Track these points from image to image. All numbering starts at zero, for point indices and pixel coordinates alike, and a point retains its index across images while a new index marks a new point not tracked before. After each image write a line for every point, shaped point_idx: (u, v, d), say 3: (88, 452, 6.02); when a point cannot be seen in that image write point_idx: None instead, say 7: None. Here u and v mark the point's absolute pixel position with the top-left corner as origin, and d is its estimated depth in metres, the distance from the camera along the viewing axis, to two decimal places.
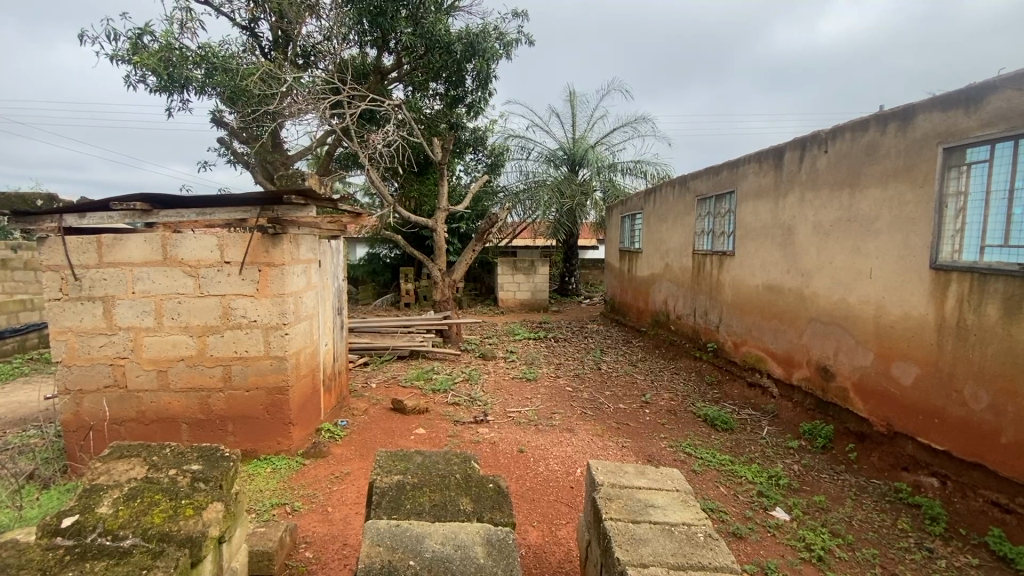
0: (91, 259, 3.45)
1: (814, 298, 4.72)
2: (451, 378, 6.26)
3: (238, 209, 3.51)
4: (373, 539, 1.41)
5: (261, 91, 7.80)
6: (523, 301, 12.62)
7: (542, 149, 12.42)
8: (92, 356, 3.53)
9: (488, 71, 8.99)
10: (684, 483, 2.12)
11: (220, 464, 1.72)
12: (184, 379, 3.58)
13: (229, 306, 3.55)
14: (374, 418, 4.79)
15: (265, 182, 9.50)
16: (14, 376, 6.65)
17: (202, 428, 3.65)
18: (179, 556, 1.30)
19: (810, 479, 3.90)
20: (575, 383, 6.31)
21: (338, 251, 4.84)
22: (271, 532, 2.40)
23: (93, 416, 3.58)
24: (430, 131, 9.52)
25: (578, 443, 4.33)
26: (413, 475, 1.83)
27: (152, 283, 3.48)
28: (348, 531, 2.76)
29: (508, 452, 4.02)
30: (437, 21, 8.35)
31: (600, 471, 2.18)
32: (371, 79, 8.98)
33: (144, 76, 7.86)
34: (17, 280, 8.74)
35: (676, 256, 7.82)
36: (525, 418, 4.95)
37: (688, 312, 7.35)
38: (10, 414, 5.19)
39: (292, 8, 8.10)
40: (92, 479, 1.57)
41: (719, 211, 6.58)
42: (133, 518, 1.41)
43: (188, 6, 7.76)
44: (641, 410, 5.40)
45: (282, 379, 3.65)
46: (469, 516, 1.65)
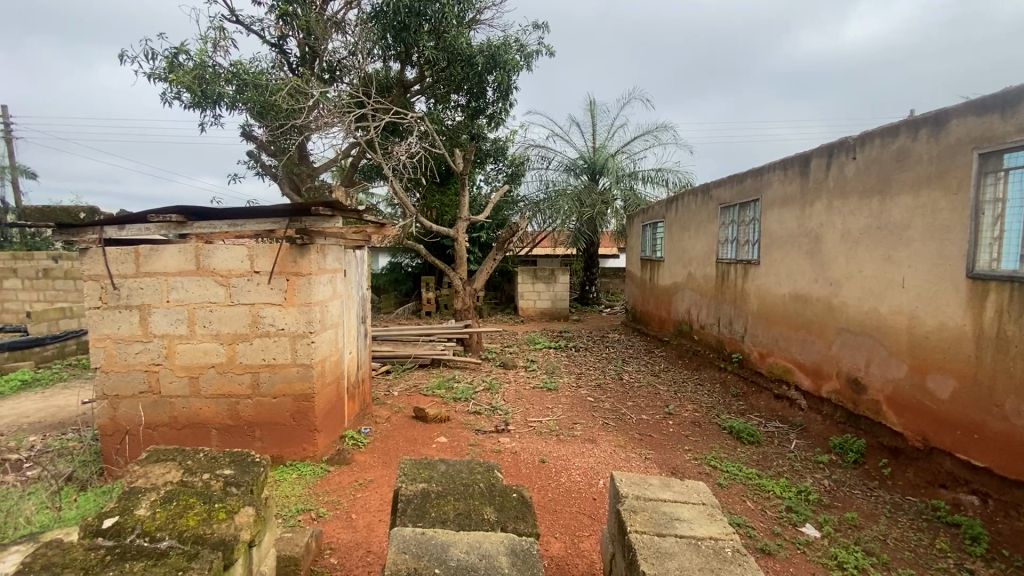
0: (129, 269, 3.59)
1: (843, 308, 4.61)
2: (472, 387, 6.26)
3: (267, 220, 3.61)
4: (399, 547, 1.42)
5: (289, 106, 8.05)
6: (544, 309, 12.60)
7: (562, 158, 12.45)
8: (128, 362, 3.65)
9: (509, 83, 9.13)
10: (710, 496, 2.08)
11: (251, 470, 1.76)
12: (214, 386, 3.69)
13: (258, 314, 3.65)
14: (396, 427, 4.81)
15: (291, 194, 9.76)
16: (54, 381, 6.92)
17: (230, 434, 3.75)
18: (213, 558, 1.34)
19: (841, 495, 3.78)
20: (597, 393, 6.24)
21: (362, 261, 4.94)
22: (297, 537, 2.43)
23: (128, 420, 3.70)
24: (451, 142, 9.66)
25: (600, 454, 4.29)
26: (438, 483, 1.84)
27: (185, 292, 3.60)
28: (372, 539, 2.78)
29: (530, 462, 4.00)
30: (459, 35, 8.51)
31: (624, 482, 2.16)
32: (394, 93, 9.16)
33: (178, 93, 8.20)
34: (58, 289, 9.16)
35: (699, 265, 7.72)
36: (546, 428, 4.92)
37: (712, 322, 7.25)
38: (51, 418, 5.42)
39: (319, 25, 8.40)
40: (131, 482, 1.63)
41: (742, 219, 6.49)
42: (169, 521, 1.45)
43: (220, 26, 8.10)
44: (664, 421, 5.32)
45: (308, 387, 3.72)
46: (493, 526, 1.64)
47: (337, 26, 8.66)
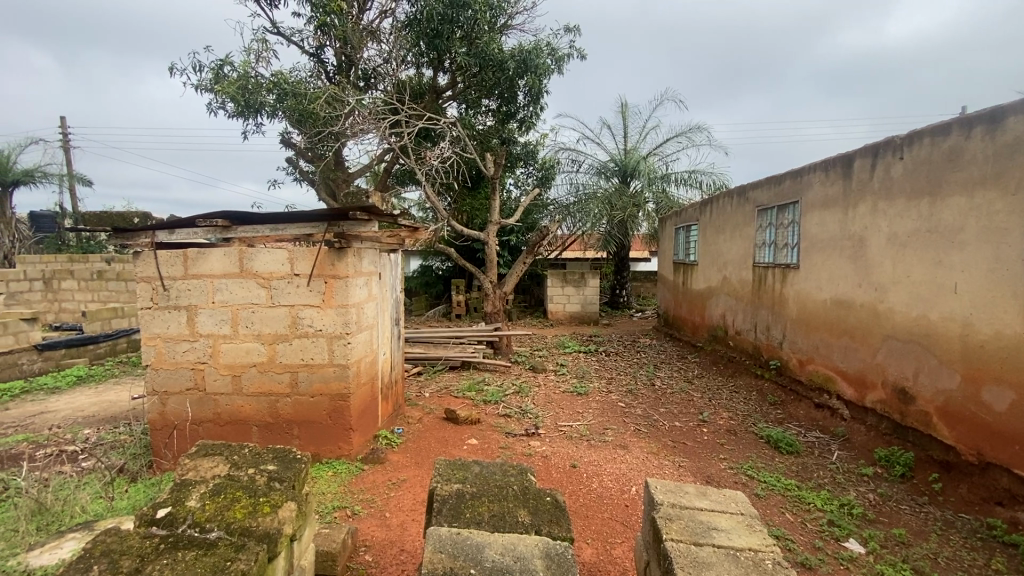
0: (178, 271, 3.76)
1: (889, 315, 4.42)
2: (502, 390, 6.28)
3: (307, 224, 3.73)
4: (435, 546, 1.44)
5: (327, 114, 8.30)
6: (573, 313, 12.53)
7: (593, 161, 12.37)
8: (176, 361, 3.83)
9: (540, 87, 9.16)
10: (749, 506, 2.03)
11: (292, 466, 1.82)
12: (255, 385, 3.82)
13: (298, 315, 3.76)
14: (428, 427, 4.88)
15: (327, 199, 10.04)
16: (106, 378, 7.30)
17: (270, 431, 3.87)
18: (259, 550, 1.39)
19: (887, 510, 3.62)
20: (628, 399, 6.16)
21: (396, 264, 5.02)
22: (334, 533, 2.49)
23: (176, 416, 3.87)
24: (482, 146, 9.75)
25: (632, 460, 4.23)
26: (472, 484, 1.85)
27: (230, 294, 3.75)
28: (405, 537, 2.82)
29: (561, 466, 3.98)
30: (491, 40, 8.57)
31: (659, 489, 2.12)
32: (426, 98, 9.33)
33: (223, 102, 8.57)
34: (111, 290, 9.68)
35: (735, 268, 7.54)
36: (576, 433, 4.90)
37: (748, 327, 7.07)
38: (104, 412, 5.72)
39: (355, 34, 8.63)
40: (182, 474, 1.70)
41: (781, 222, 6.31)
42: (217, 512, 1.51)
43: (263, 38, 8.42)
44: (698, 428, 5.21)
45: (344, 386, 3.81)
46: (527, 529, 1.64)
47: (372, 35, 8.89)
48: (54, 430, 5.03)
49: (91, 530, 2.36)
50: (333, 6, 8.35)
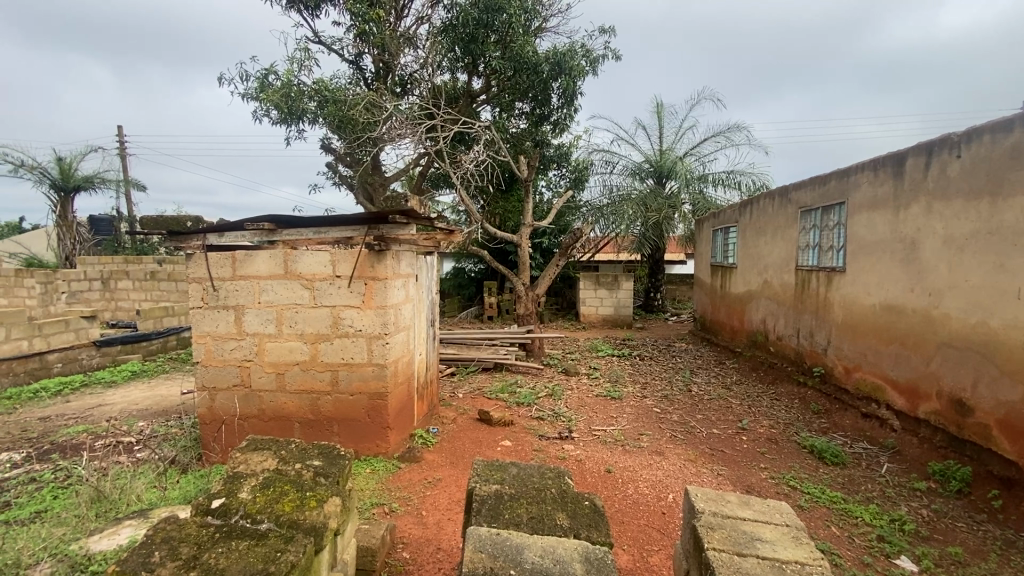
0: (227, 273, 3.93)
1: (945, 321, 4.19)
2: (534, 393, 6.28)
3: (348, 227, 3.83)
4: (475, 545, 1.45)
5: (366, 119, 8.52)
6: (606, 316, 12.40)
7: (627, 162, 12.23)
8: (224, 358, 4.00)
9: (574, 89, 9.13)
10: (794, 518, 1.96)
11: (337, 462, 1.87)
12: (298, 382, 3.95)
13: (339, 316, 3.87)
14: (461, 428, 4.93)
15: (364, 203, 10.29)
16: (157, 373, 7.69)
17: (312, 427, 4.00)
18: (306, 542, 1.45)
19: (942, 527, 3.43)
20: (663, 404, 6.06)
21: (432, 266, 5.09)
22: (374, 529, 2.54)
23: (223, 411, 4.04)
24: (516, 149, 9.80)
25: (668, 467, 4.15)
26: (510, 485, 1.86)
27: (275, 295, 3.89)
28: (442, 536, 2.85)
29: (595, 471, 3.95)
30: (525, 43, 8.59)
31: (700, 497, 2.08)
32: (461, 103, 9.46)
33: (268, 110, 8.91)
34: (162, 289, 10.20)
35: (776, 272, 7.31)
36: (611, 437, 4.84)
37: (790, 333, 6.83)
38: (157, 406, 6.04)
39: (393, 42, 8.83)
40: (234, 467, 1.78)
41: (825, 223, 6.08)
42: (267, 504, 1.57)
43: (305, 47, 8.72)
44: (736, 436, 5.07)
45: (382, 386, 3.89)
46: (566, 532, 1.64)
47: (409, 41, 9.07)
48: (111, 421, 5.33)
49: (146, 518, 2.50)
50: (372, 14, 8.55)
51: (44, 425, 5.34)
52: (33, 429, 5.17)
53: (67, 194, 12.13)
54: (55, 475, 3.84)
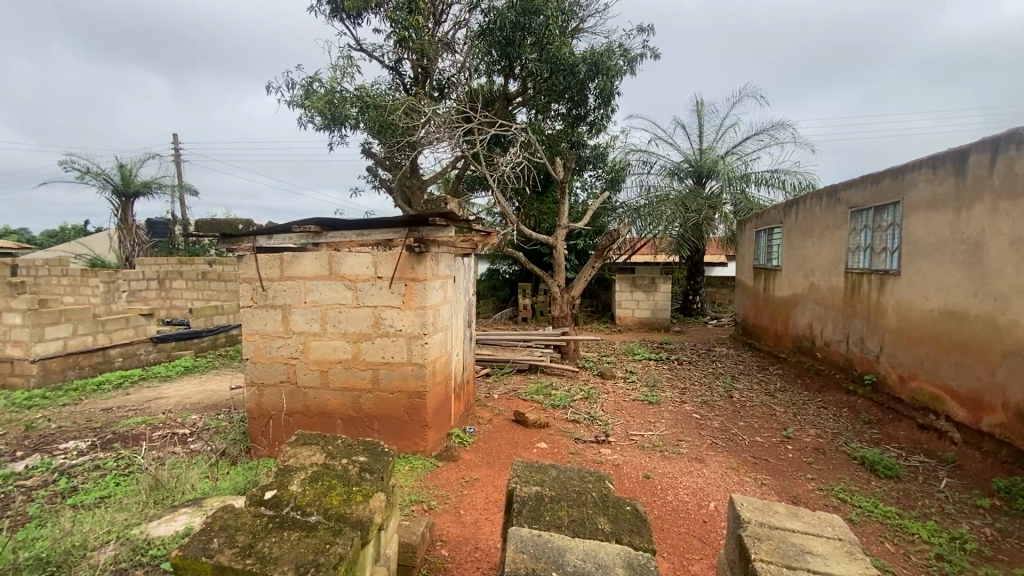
0: (275, 273, 4.09)
1: (1011, 329, 3.93)
2: (570, 395, 6.25)
3: (389, 230, 3.92)
4: (517, 546, 1.46)
5: (405, 124, 8.70)
6: (642, 319, 12.20)
7: (665, 162, 12.02)
8: (272, 356, 4.16)
9: (611, 89, 9.08)
10: (848, 532, 1.88)
11: (381, 458, 1.92)
12: (341, 380, 4.07)
13: (380, 316, 3.97)
14: (497, 428, 4.95)
15: (403, 205, 10.49)
16: (208, 369, 8.07)
17: (354, 424, 4.11)
18: (353, 536, 1.49)
19: (1009, 548, 3.20)
20: (703, 410, 5.90)
21: (469, 268, 5.14)
22: (414, 526, 2.59)
23: (271, 406, 4.20)
24: (551, 150, 9.80)
25: (709, 475, 4.05)
26: (551, 487, 1.86)
27: (321, 295, 4.02)
28: (479, 536, 2.87)
29: (633, 476, 3.90)
30: (562, 45, 8.60)
31: (745, 507, 2.01)
32: (497, 106, 9.54)
33: (312, 116, 9.23)
34: (213, 289, 10.72)
35: (824, 275, 7.01)
36: (648, 443, 4.76)
37: (839, 338, 6.53)
38: (208, 400, 6.34)
39: (432, 47, 8.99)
40: (284, 460, 1.85)
41: (878, 224, 5.79)
42: (316, 498, 1.62)
43: (348, 54, 8.99)
44: (781, 445, 4.89)
45: (421, 385, 3.96)
46: (608, 536, 1.63)
47: (447, 46, 9.22)
48: (167, 414, 5.64)
49: (200, 506, 2.63)
50: (411, 20, 8.73)
51: (107, 415, 5.69)
52: (97, 419, 5.52)
53: (128, 199, 12.90)
54: (117, 463, 4.09)
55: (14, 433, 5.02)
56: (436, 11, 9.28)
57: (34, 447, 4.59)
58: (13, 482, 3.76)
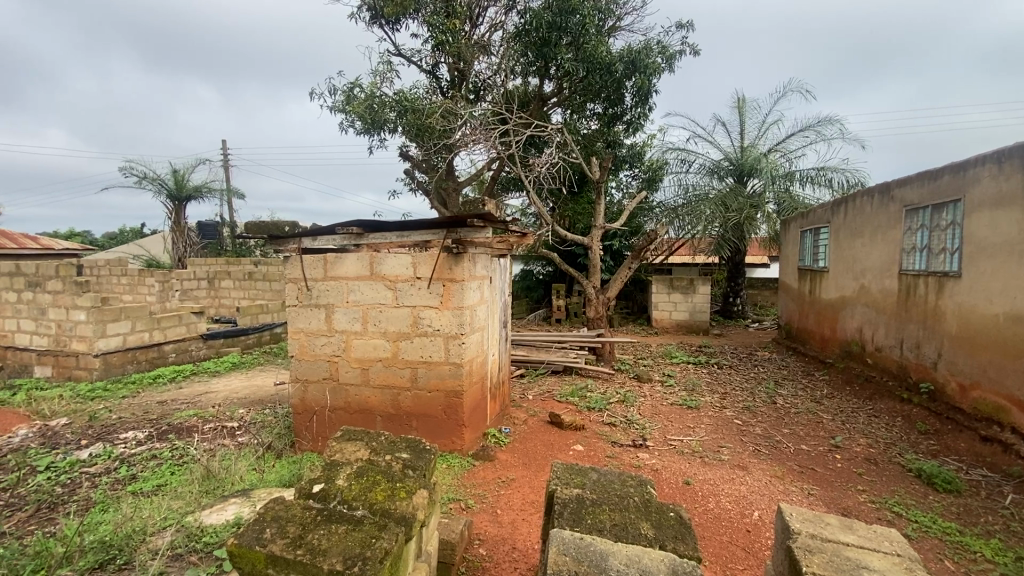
0: (319, 273, 4.21)
1: None
2: (606, 398, 6.18)
3: (429, 231, 4.00)
4: (560, 548, 1.45)
5: (442, 127, 8.82)
6: (680, 321, 11.95)
7: (705, 160, 11.73)
8: (316, 353, 4.30)
9: (649, 87, 8.95)
10: (907, 548, 1.78)
11: (424, 455, 1.95)
12: (380, 377, 4.16)
13: (418, 315, 4.04)
14: (533, 429, 4.95)
15: (439, 207, 10.63)
16: (254, 365, 8.42)
17: (392, 421, 4.20)
18: (398, 531, 1.52)
19: None
20: (745, 416, 5.72)
21: (505, 269, 5.16)
22: (453, 524, 2.62)
23: (314, 402, 4.33)
24: (587, 150, 9.74)
25: (753, 483, 3.92)
26: (592, 491, 1.84)
27: (362, 295, 4.13)
28: (517, 536, 2.88)
29: (672, 482, 3.82)
30: (599, 44, 8.52)
31: (795, 517, 1.94)
32: (532, 106, 9.56)
33: (353, 121, 9.49)
34: (258, 288, 11.15)
35: (876, 277, 6.68)
36: (688, 448, 4.66)
37: (892, 343, 6.22)
38: (254, 394, 6.61)
39: (469, 50, 9.09)
40: (330, 456, 1.90)
41: (936, 223, 5.48)
42: (362, 492, 1.66)
43: (388, 60, 9.20)
44: (829, 454, 4.68)
45: (458, 384, 4.01)
46: (651, 542, 1.60)
47: (483, 48, 9.28)
48: (217, 408, 5.91)
49: (248, 497, 2.74)
50: (449, 24, 8.83)
51: (162, 408, 6.01)
52: (153, 411, 5.83)
53: (180, 202, 13.58)
54: (172, 453, 4.31)
55: (80, 422, 5.36)
56: (473, 14, 9.36)
57: (98, 436, 4.89)
58: (79, 468, 4.01)
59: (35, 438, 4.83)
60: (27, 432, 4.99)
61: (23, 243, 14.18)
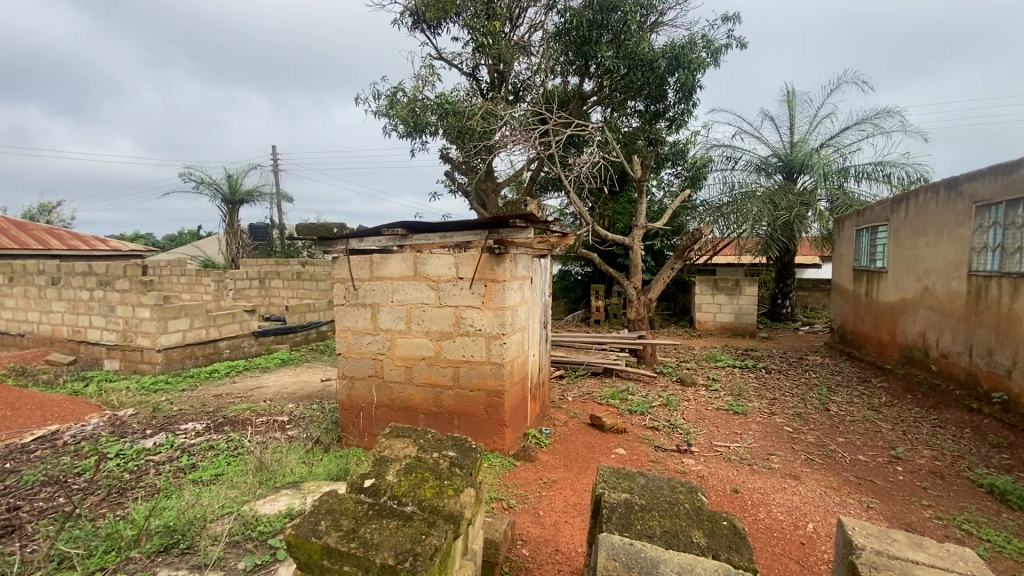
0: (365, 273, 4.33)
1: None
2: (648, 401, 6.06)
3: (471, 232, 4.04)
4: (608, 553, 1.43)
5: (482, 129, 8.89)
6: (725, 324, 11.58)
7: (751, 157, 11.33)
8: (362, 351, 4.41)
9: (692, 83, 8.73)
10: (984, 569, 1.65)
11: (470, 454, 1.97)
12: (423, 376, 4.24)
13: (461, 315, 4.08)
14: (573, 431, 4.91)
15: (478, 209, 10.74)
16: (301, 361, 8.74)
17: (434, 419, 4.26)
18: (447, 528, 1.54)
19: None
20: (796, 423, 5.48)
21: (546, 269, 5.15)
22: (497, 524, 2.62)
23: (360, 398, 4.45)
24: (628, 148, 9.61)
25: (806, 493, 3.74)
26: (640, 496, 1.81)
27: (406, 294, 4.21)
28: (559, 538, 2.87)
29: (720, 489, 3.70)
30: (641, 40, 8.37)
31: (858, 532, 1.84)
32: (572, 105, 9.51)
33: (396, 125, 9.71)
34: (306, 288, 11.58)
35: (941, 278, 6.27)
36: (735, 455, 4.50)
37: (959, 349, 5.81)
38: (302, 390, 6.87)
39: (509, 51, 9.12)
40: (380, 451, 1.94)
41: (1011, 221, 5.09)
42: (411, 488, 1.69)
43: (429, 64, 9.36)
44: (889, 466, 4.42)
45: (499, 383, 4.03)
46: (704, 551, 1.55)
47: (524, 49, 9.29)
48: (268, 402, 6.17)
49: (298, 489, 2.84)
50: (489, 26, 8.87)
51: (217, 401, 6.33)
52: (209, 404, 6.15)
53: (234, 206, 14.26)
54: (228, 445, 4.53)
55: (145, 413, 5.72)
56: (513, 15, 9.36)
57: (160, 426, 5.19)
58: (145, 456, 4.28)
59: (105, 426, 5.18)
60: (98, 421, 5.36)
61: (94, 245, 15.25)
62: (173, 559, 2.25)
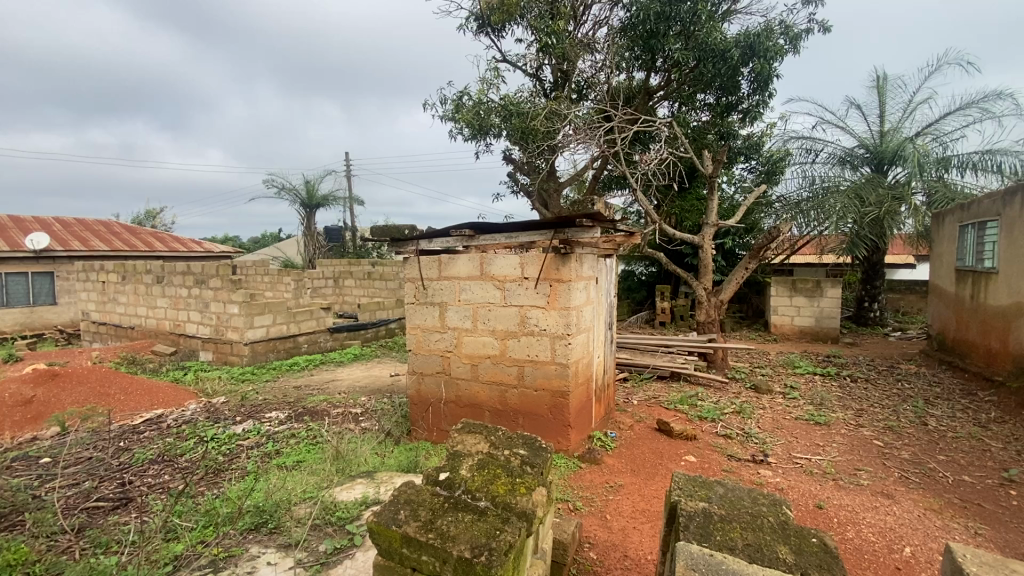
0: (434, 273, 4.45)
1: None
2: (719, 408, 5.80)
3: (537, 232, 4.05)
4: (687, 563, 1.38)
5: (546, 129, 8.88)
6: (804, 328, 10.84)
7: (835, 149, 10.56)
8: (430, 348, 4.55)
9: (769, 72, 8.28)
10: None
11: (540, 453, 1.98)
12: (489, 373, 4.30)
13: (526, 314, 4.10)
14: (640, 436, 4.79)
15: (540, 209, 10.75)
16: (371, 357, 9.16)
17: (499, 416, 4.32)
18: (520, 525, 1.56)
19: None
20: (888, 438, 5.02)
21: (611, 269, 5.05)
22: (565, 525, 2.62)
23: (428, 394, 4.59)
24: (697, 144, 9.27)
25: (900, 513, 3.43)
26: (719, 506, 1.74)
27: (473, 293, 4.29)
28: (628, 544, 2.80)
29: (802, 504, 3.48)
30: (713, 30, 8.03)
31: (970, 560, 1.66)
32: (638, 101, 9.31)
33: (461, 128, 9.94)
34: (376, 287, 12.11)
35: None
36: (818, 469, 4.20)
37: None
38: (372, 384, 7.19)
39: (573, 49, 9.03)
40: (453, 445, 2.00)
41: None
42: (484, 484, 1.72)
43: (495, 66, 9.49)
44: (1001, 489, 3.95)
45: (564, 384, 4.01)
46: (791, 569, 1.46)
47: (588, 47, 9.18)
48: (342, 395, 6.51)
49: (373, 479, 2.98)
50: (554, 26, 8.86)
51: (298, 392, 6.77)
52: (290, 395, 6.58)
53: (311, 210, 15.17)
54: (307, 434, 4.82)
55: (234, 401, 6.22)
56: (577, 13, 9.28)
57: (248, 414, 5.63)
58: (236, 441, 4.65)
59: (201, 412, 5.69)
60: (195, 407, 5.90)
61: (191, 246, 16.82)
62: (263, 537, 2.43)
